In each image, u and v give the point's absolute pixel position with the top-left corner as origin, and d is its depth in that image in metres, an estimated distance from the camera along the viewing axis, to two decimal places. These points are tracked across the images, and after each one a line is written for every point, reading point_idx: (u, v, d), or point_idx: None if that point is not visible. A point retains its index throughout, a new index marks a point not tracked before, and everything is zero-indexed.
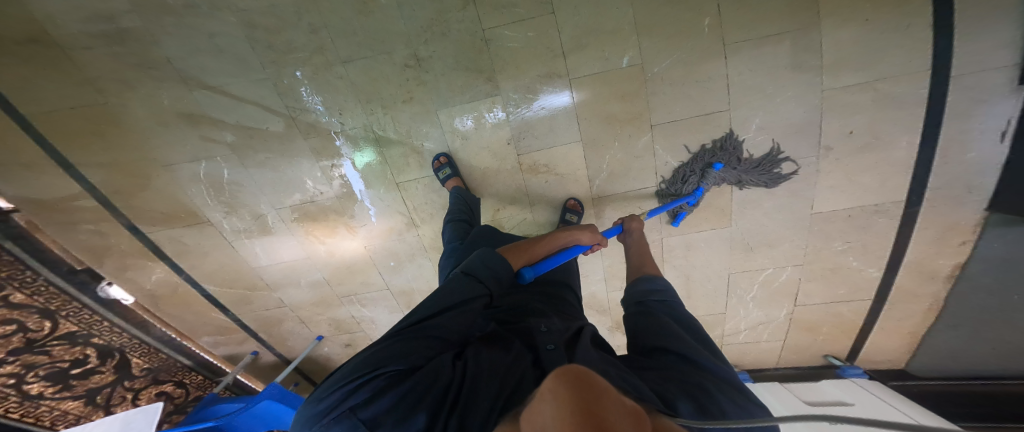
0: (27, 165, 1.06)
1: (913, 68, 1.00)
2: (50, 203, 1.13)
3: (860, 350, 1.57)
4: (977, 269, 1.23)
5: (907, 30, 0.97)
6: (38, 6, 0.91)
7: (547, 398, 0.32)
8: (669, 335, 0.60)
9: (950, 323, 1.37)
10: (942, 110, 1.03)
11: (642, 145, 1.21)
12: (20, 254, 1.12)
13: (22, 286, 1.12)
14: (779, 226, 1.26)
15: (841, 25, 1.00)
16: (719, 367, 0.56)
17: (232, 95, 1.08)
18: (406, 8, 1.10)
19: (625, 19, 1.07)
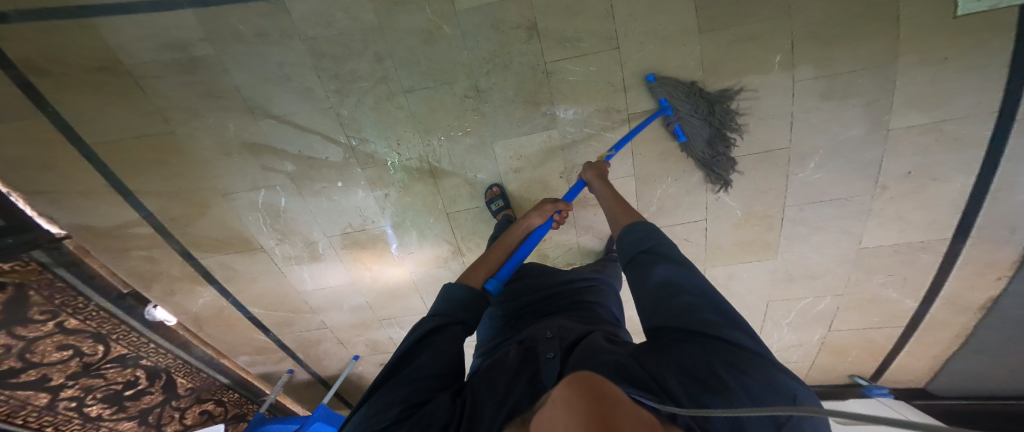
0: (85, 193, 1.08)
1: (981, 110, 1.04)
2: (104, 229, 1.14)
3: (884, 370, 1.58)
4: (1008, 303, 1.27)
5: (984, 70, 1.01)
6: (112, 35, 0.94)
7: (557, 406, 0.27)
8: (663, 302, 0.49)
9: (975, 348, 1.39)
10: (1002, 155, 1.07)
11: (696, 181, 1.24)
12: (71, 280, 1.13)
13: (75, 312, 1.13)
14: (824, 259, 1.31)
15: (917, 65, 1.04)
16: (734, 326, 0.44)
17: (295, 124, 1.11)
18: (470, 40, 1.10)
19: (692, 55, 1.11)
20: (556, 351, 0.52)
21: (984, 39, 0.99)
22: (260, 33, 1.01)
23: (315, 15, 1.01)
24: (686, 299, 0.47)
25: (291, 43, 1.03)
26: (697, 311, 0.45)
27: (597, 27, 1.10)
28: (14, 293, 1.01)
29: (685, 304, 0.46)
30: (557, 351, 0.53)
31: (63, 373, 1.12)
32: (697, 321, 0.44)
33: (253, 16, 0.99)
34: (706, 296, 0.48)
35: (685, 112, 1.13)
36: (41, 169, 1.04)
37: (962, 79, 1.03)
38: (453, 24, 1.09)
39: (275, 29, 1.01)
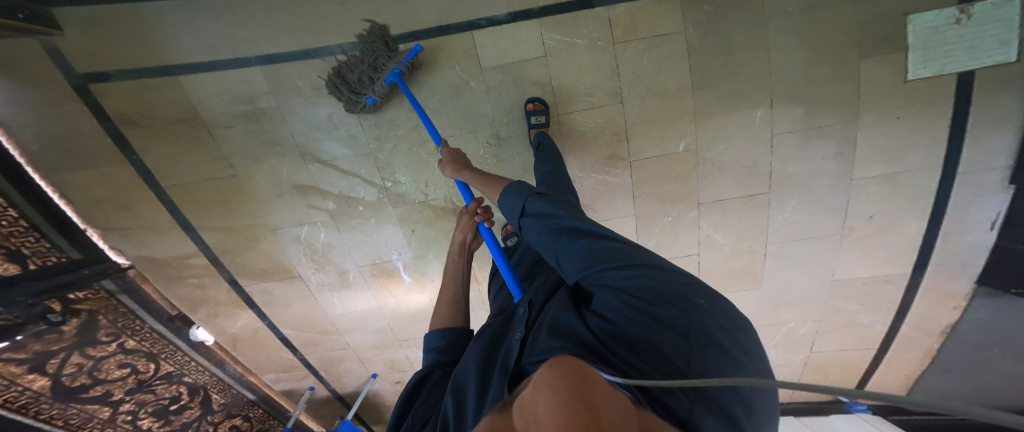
0: (153, 228, 1.31)
1: (927, 164, 1.26)
2: (165, 260, 1.37)
3: (864, 388, 1.72)
4: (966, 328, 1.44)
5: (930, 129, 1.23)
6: (195, 92, 1.20)
7: (541, 391, 0.32)
8: (569, 259, 0.61)
9: (944, 367, 1.54)
10: (948, 202, 1.29)
11: (690, 219, 1.39)
12: (132, 306, 1.37)
13: (133, 334, 1.37)
14: (801, 289, 1.48)
15: (876, 123, 1.25)
16: (622, 250, 0.56)
17: (340, 168, 1.29)
18: (492, 94, 1.29)
19: (687, 109, 1.29)
20: (522, 331, 0.64)
21: (927, 99, 1.21)
22: (315, 88, 1.24)
23: None
24: (586, 250, 0.58)
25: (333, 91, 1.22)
26: (600, 250, 0.57)
27: (602, 85, 1.30)
28: (89, 318, 1.26)
29: (586, 255, 0.58)
30: (523, 329, 0.64)
31: (122, 388, 1.36)
32: (599, 261, 0.56)
33: (312, 73, 1.24)
34: (591, 232, 0.61)
35: (382, 67, 1.18)
36: (118, 208, 1.27)
37: (914, 135, 1.24)
38: (478, 80, 1.29)
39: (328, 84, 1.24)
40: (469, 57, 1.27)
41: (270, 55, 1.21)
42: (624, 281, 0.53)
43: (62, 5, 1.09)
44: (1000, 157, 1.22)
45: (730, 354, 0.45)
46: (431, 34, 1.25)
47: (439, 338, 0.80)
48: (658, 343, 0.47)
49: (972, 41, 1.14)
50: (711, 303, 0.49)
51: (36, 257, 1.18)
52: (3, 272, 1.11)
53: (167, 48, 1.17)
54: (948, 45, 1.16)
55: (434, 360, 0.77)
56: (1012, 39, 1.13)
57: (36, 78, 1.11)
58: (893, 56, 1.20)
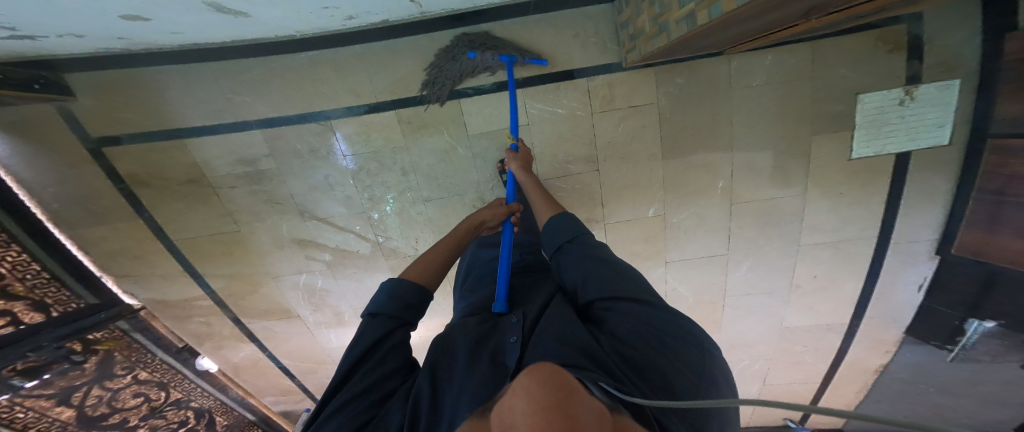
0: (164, 275, 1.43)
1: (866, 233, 1.40)
2: (175, 302, 1.49)
3: (809, 414, 1.92)
4: (894, 368, 1.63)
5: (871, 205, 1.36)
6: (199, 155, 1.25)
7: (518, 395, 0.36)
8: (600, 281, 0.66)
9: (876, 398, 1.74)
10: (882, 266, 1.44)
11: (657, 274, 1.54)
12: (145, 342, 1.49)
13: (145, 366, 1.48)
14: (752, 333, 1.66)
15: (822, 196, 1.36)
16: (645, 291, 0.65)
17: (336, 224, 1.41)
18: (478, 161, 1.37)
19: (657, 177, 1.37)
20: (518, 336, 0.67)
21: (868, 177, 1.32)
22: (308, 151, 1.30)
23: (356, 135, 1.30)
24: (615, 281, 0.65)
25: (325, 157, 1.32)
26: (627, 286, 0.65)
27: (581, 153, 1.36)
28: (107, 355, 1.36)
29: (621, 285, 0.65)
30: (519, 334, 0.67)
31: (137, 415, 1.45)
32: (625, 293, 0.64)
33: (307, 136, 1.28)
34: (624, 268, 0.69)
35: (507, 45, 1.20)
36: (132, 259, 1.38)
37: (857, 209, 1.37)
38: (466, 146, 1.36)
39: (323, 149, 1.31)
40: (456, 124, 1.33)
41: (270, 119, 1.24)
42: (645, 316, 0.60)
43: (72, 71, 1.11)
44: (928, 230, 1.34)
45: (715, 391, 0.56)
46: (421, 99, 1.29)
47: (415, 295, 0.70)
48: (668, 371, 0.54)
49: (912, 123, 1.21)
50: (710, 351, 0.61)
51: (57, 305, 1.27)
52: (29, 320, 1.19)
53: (171, 112, 1.19)
54: (888, 126, 1.24)
55: (394, 319, 0.66)
56: (947, 123, 1.19)
57: (49, 143, 1.17)
58: (841, 134, 1.28)
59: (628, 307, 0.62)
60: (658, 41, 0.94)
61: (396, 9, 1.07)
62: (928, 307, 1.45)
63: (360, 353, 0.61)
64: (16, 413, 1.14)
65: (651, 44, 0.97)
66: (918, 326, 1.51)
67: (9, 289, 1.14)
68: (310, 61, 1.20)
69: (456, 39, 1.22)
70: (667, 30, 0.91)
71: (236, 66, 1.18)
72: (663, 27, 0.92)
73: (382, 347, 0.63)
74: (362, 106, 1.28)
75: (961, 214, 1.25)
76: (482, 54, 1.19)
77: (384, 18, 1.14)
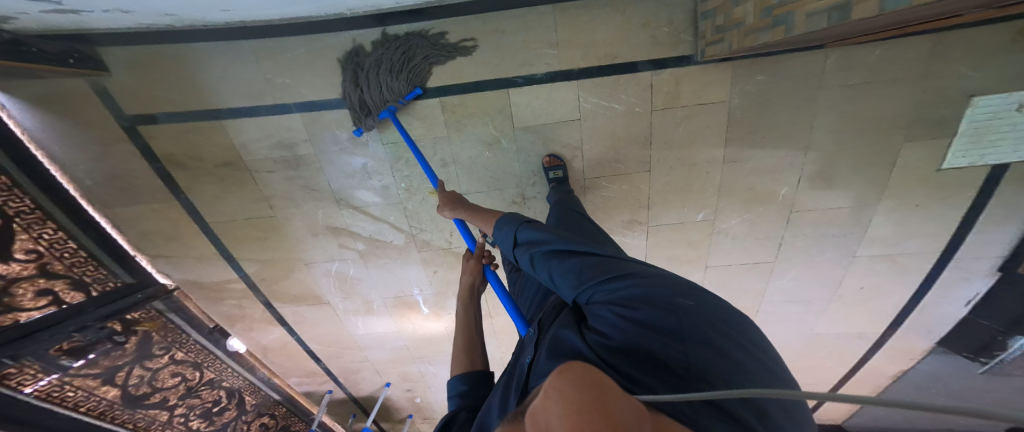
0: (198, 257, 1.41)
1: (927, 249, 1.33)
2: (208, 284, 1.49)
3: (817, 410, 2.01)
4: (913, 375, 1.66)
5: (941, 218, 1.26)
6: (238, 139, 1.20)
7: (550, 397, 0.31)
8: (560, 269, 0.60)
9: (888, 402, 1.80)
10: (936, 280, 1.38)
11: (694, 277, 1.52)
12: (179, 321, 1.49)
13: (181, 346, 1.49)
14: (787, 341, 1.70)
15: (891, 209, 1.28)
16: (610, 263, 0.57)
17: (372, 214, 1.37)
18: (522, 155, 1.30)
19: (712, 182, 1.31)
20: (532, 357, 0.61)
21: (947, 191, 1.21)
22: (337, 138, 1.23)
23: (398, 122, 1.23)
24: (577, 266, 0.58)
25: (342, 152, 1.25)
26: (586, 264, 0.57)
27: (633, 153, 1.28)
28: (145, 336, 1.37)
29: (578, 270, 0.57)
30: (533, 353, 0.61)
31: (176, 394, 1.48)
32: (590, 273, 0.56)
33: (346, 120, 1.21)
34: (576, 245, 0.62)
35: (377, 101, 1.15)
36: (168, 239, 1.36)
37: (922, 224, 1.28)
38: (510, 139, 1.27)
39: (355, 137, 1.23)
40: (502, 115, 1.23)
41: (310, 102, 1.17)
42: (617, 292, 0.51)
43: (110, 45, 1.04)
44: (997, 247, 1.27)
45: (728, 354, 0.44)
46: (467, 89, 1.19)
47: (461, 382, 0.70)
48: (671, 348, 0.44)
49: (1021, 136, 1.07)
50: (701, 302, 0.48)
51: (95, 284, 1.26)
52: (71, 300, 1.19)
53: (208, 90, 1.12)
54: (997, 134, 1.09)
55: (457, 404, 0.68)
56: None
57: (86, 120, 1.11)
58: (936, 142, 1.14)
59: (602, 290, 0.53)
60: (768, 36, 0.87)
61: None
62: (970, 321, 1.42)
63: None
64: (66, 392, 1.18)
65: (756, 39, 0.89)
66: (952, 338, 1.49)
67: (46, 269, 1.13)
68: (352, 41, 1.12)
69: (513, 24, 1.11)
70: (785, 23, 0.83)
71: (279, 45, 1.10)
72: (779, 20, 0.84)
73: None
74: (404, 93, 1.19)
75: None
76: (360, 120, 1.18)
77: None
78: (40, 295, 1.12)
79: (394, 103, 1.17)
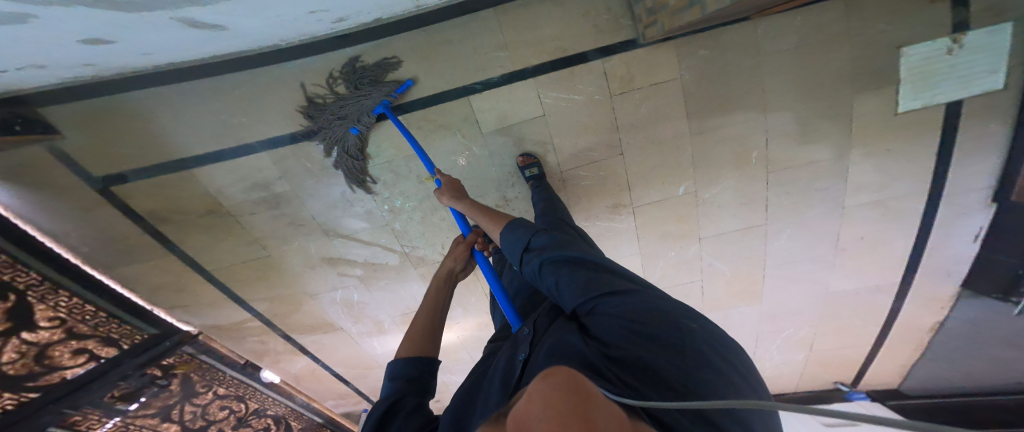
0: (210, 303, 1.45)
1: (916, 190, 1.31)
2: (227, 325, 1.52)
3: (863, 376, 1.87)
4: (950, 325, 1.57)
5: (917, 159, 1.26)
6: (214, 187, 1.22)
7: (533, 401, 0.31)
8: (567, 278, 0.63)
9: (932, 356, 1.69)
10: (934, 222, 1.36)
11: (692, 252, 1.50)
12: (212, 362, 1.55)
13: (221, 383, 1.59)
14: (802, 302, 1.62)
15: (865, 155, 1.28)
16: (617, 281, 0.62)
17: (362, 239, 1.39)
18: (496, 158, 1.30)
19: (686, 155, 1.32)
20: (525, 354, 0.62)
21: (916, 129, 1.22)
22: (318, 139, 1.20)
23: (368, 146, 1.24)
24: (584, 278, 0.62)
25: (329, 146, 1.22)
26: (594, 278, 0.62)
27: (603, 139, 1.28)
28: (185, 378, 1.48)
29: (585, 281, 0.61)
30: (526, 351, 0.63)
31: (228, 425, 1.62)
32: (597, 287, 0.60)
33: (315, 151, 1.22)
34: (585, 258, 0.66)
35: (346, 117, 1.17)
36: (177, 291, 1.39)
37: (903, 166, 1.28)
38: (481, 146, 1.28)
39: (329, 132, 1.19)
40: (468, 123, 1.23)
41: (273, 140, 1.18)
42: (623, 307, 0.56)
43: (48, 104, 1.02)
44: (982, 179, 1.25)
45: (718, 372, 0.50)
46: (428, 102, 1.19)
47: (410, 365, 0.68)
48: (668, 363, 0.49)
49: (962, 75, 1.11)
50: (696, 328, 0.55)
51: (123, 338, 1.33)
52: (106, 354, 1.29)
53: (170, 142, 1.14)
54: (938, 76, 1.13)
55: (391, 388, 0.65)
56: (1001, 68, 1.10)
57: (61, 188, 1.12)
58: (882, 91, 1.18)
59: (607, 303, 0.58)
60: (689, 14, 0.94)
61: (390, 8, 0.99)
62: (987, 259, 1.36)
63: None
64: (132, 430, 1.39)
65: (680, 18, 0.96)
66: (975, 279, 1.43)
67: (74, 331, 1.21)
68: (299, 69, 1.12)
69: (460, 31, 1.11)
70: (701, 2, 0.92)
71: (225, 83, 1.10)
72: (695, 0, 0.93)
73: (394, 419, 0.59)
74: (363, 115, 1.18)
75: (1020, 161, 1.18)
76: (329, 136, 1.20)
77: (377, 17, 1.05)
78: (76, 353, 1.22)
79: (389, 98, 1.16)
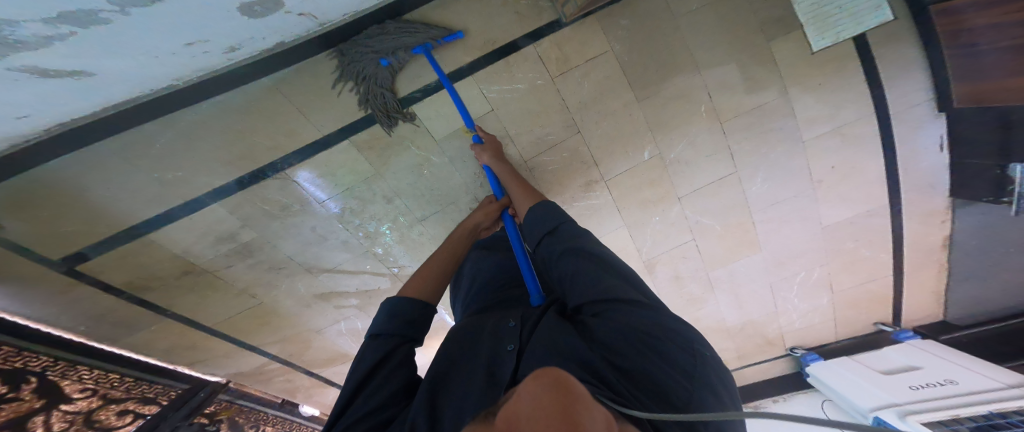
0: (225, 353, 1.49)
1: (862, 115, 1.36)
2: (250, 371, 1.61)
3: (902, 312, 1.73)
4: (960, 237, 1.52)
5: (847, 79, 1.31)
6: (179, 249, 1.20)
7: (540, 404, 0.28)
8: (587, 281, 0.67)
9: (962, 276, 1.58)
10: (893, 140, 1.38)
11: (675, 213, 1.49)
12: (250, 404, 1.66)
13: (266, 422, 1.72)
14: (801, 241, 1.57)
15: (803, 89, 1.33)
16: (631, 289, 0.66)
17: (347, 269, 1.42)
18: (457, 163, 1.32)
19: (639, 122, 1.36)
20: (514, 345, 0.65)
21: (840, 53, 1.28)
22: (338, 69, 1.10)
23: (322, 178, 1.23)
24: (600, 283, 0.65)
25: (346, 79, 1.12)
26: (611, 285, 0.64)
27: (557, 123, 1.32)
28: (231, 421, 1.57)
29: (604, 285, 0.64)
30: (516, 341, 0.66)
31: None
32: (614, 292, 0.63)
33: (269, 192, 1.20)
34: (605, 264, 0.69)
35: (381, 46, 1.08)
36: (191, 348, 1.43)
37: (841, 93, 1.33)
38: (438, 153, 1.30)
39: (353, 52, 1.08)
40: (418, 134, 1.26)
41: (221, 189, 1.15)
42: (637, 319, 0.59)
43: None
44: (920, 93, 1.31)
45: (711, 393, 0.55)
46: (371, 121, 1.20)
47: (406, 308, 0.72)
48: (666, 377, 0.55)
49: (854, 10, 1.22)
50: (700, 352, 0.59)
51: (160, 396, 1.38)
52: (149, 411, 1.32)
53: (113, 210, 1.08)
54: (833, 16, 1.23)
55: (382, 327, 0.69)
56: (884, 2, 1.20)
57: (27, 278, 1.08)
58: (792, 35, 1.27)
59: (621, 311, 0.61)
60: None
61: (288, 29, 0.91)
62: (959, 162, 1.37)
63: (363, 373, 0.61)
64: None
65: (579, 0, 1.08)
66: (958, 185, 1.42)
67: (108, 397, 1.24)
68: (219, 109, 1.04)
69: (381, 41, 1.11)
70: None
71: (140, 139, 1.01)
72: None
73: (382, 368, 0.63)
74: (306, 149, 1.17)
75: (942, 64, 1.24)
76: (349, 60, 1.09)
77: (277, 41, 0.96)
78: (121, 414, 1.24)
79: (432, 43, 1.14)
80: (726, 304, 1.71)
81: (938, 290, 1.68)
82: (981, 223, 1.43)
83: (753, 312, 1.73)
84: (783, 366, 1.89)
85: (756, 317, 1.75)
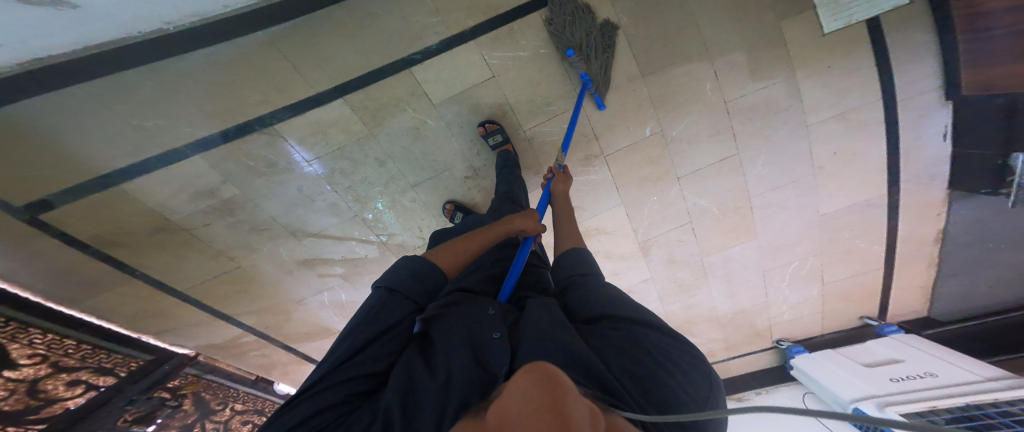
0: (195, 323, 1.45)
1: (870, 100, 1.33)
2: (223, 343, 1.57)
3: (887, 308, 1.74)
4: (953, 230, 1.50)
5: (856, 62, 1.29)
6: (154, 202, 1.16)
7: None
8: (602, 302, 0.67)
9: (951, 271, 1.58)
10: (898, 127, 1.37)
11: (674, 194, 1.48)
12: (219, 380, 1.63)
13: (236, 399, 1.69)
14: (796, 229, 1.57)
15: (811, 72, 1.30)
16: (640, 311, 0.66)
17: (333, 235, 1.39)
18: (454, 128, 1.29)
19: (643, 96, 1.33)
20: (501, 332, 0.62)
21: (851, 36, 1.25)
22: (371, 9, 1.08)
23: (309, 133, 1.19)
24: (616, 304, 0.66)
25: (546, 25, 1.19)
26: (625, 307, 0.65)
27: (558, 91, 1.29)
28: (197, 396, 1.52)
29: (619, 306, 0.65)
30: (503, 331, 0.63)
31: None
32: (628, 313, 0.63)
33: (251, 147, 1.16)
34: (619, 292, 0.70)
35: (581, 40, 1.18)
36: (158, 317, 1.39)
37: (847, 79, 1.31)
38: (435, 117, 1.26)
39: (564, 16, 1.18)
40: (415, 96, 1.22)
41: (201, 141, 1.11)
42: (647, 339, 0.59)
43: None
44: (930, 81, 1.28)
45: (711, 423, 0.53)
46: (364, 80, 1.16)
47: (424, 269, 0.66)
48: (675, 393, 0.53)
49: None
50: (705, 379, 0.57)
51: (119, 367, 1.33)
52: (104, 383, 1.27)
53: (85, 156, 1.04)
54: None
55: (390, 291, 0.62)
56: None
57: None
58: (804, 14, 1.24)
59: (631, 329, 0.61)
60: None
61: None
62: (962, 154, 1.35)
63: (364, 337, 0.56)
64: None
65: None
66: (960, 178, 1.40)
67: (60, 365, 1.18)
68: (206, 61, 1.01)
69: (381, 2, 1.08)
70: None
71: (125, 86, 0.98)
72: None
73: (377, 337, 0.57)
74: (298, 105, 1.14)
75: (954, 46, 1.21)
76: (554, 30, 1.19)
77: None
78: (72, 385, 1.19)
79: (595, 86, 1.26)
80: (718, 290, 1.71)
81: (925, 286, 1.68)
82: (974, 217, 1.42)
83: (745, 301, 1.74)
84: (768, 359, 1.91)
85: (747, 306, 1.76)
